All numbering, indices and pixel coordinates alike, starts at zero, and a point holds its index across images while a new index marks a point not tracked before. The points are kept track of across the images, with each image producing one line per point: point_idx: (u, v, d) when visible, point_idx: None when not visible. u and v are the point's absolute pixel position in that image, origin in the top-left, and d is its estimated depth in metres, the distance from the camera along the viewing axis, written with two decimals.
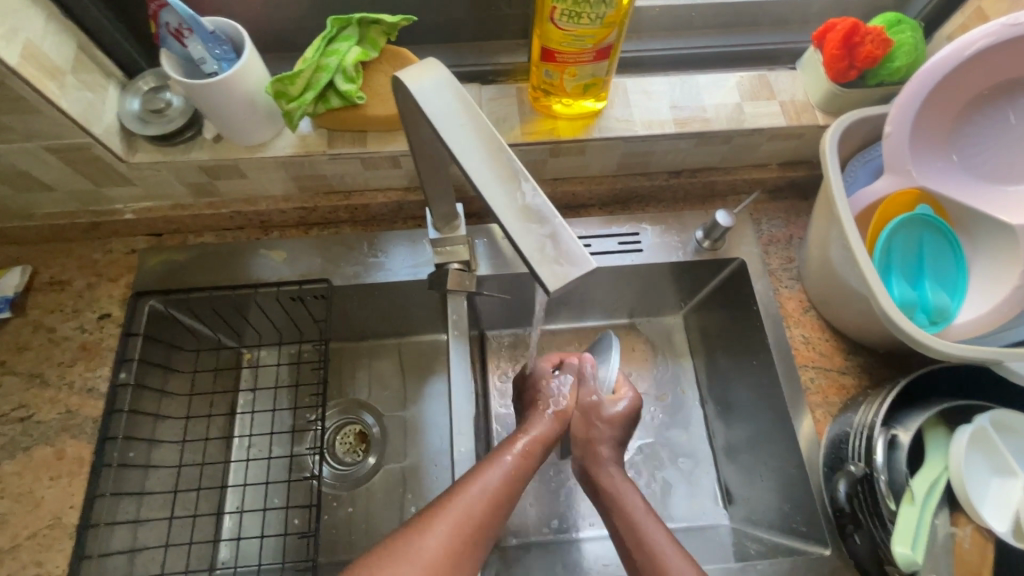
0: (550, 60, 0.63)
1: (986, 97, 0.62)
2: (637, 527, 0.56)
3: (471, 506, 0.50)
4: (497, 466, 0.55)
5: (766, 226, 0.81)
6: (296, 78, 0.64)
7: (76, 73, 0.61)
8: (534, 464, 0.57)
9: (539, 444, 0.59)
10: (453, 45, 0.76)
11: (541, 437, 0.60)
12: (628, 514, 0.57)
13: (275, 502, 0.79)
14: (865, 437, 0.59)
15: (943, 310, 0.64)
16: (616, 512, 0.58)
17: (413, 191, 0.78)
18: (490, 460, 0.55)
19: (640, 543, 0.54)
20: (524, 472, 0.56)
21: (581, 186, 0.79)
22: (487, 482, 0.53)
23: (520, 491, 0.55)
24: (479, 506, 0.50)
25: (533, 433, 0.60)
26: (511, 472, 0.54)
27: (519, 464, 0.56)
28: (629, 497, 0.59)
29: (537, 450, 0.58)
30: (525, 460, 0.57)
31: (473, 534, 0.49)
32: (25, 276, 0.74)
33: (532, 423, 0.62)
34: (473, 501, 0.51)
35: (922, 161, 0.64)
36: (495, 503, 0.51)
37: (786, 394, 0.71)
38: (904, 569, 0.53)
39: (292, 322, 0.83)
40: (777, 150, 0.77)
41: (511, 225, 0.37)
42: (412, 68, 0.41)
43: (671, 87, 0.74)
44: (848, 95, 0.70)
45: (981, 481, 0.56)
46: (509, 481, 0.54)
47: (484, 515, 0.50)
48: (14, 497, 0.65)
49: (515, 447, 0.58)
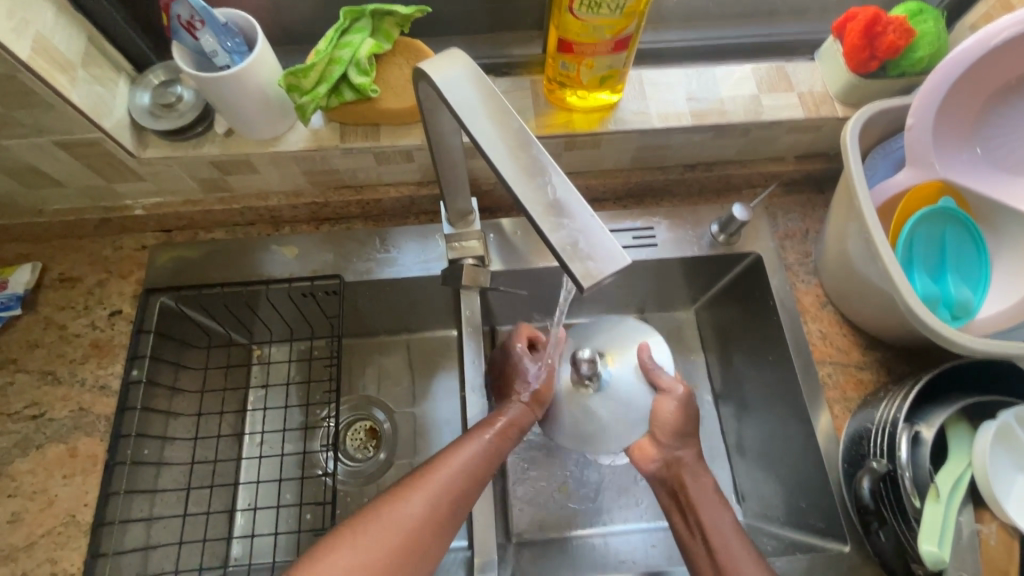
0: (567, 51, 0.62)
1: (1012, 87, 0.60)
2: (710, 526, 0.60)
3: (450, 479, 0.55)
4: (477, 442, 0.59)
5: (781, 220, 0.80)
6: (309, 70, 0.63)
7: (86, 67, 0.60)
8: (514, 437, 0.62)
9: (520, 420, 0.64)
10: (465, 37, 0.75)
11: (525, 415, 0.64)
12: (703, 519, 0.60)
13: (288, 498, 0.78)
14: (887, 433, 0.58)
15: (966, 304, 0.63)
16: (688, 508, 0.62)
17: (426, 185, 0.77)
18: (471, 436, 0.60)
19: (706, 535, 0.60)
20: (504, 447, 0.61)
21: (595, 180, 0.78)
22: (466, 457, 0.57)
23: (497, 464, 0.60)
24: (457, 481, 0.55)
25: (515, 411, 0.64)
26: (490, 449, 0.59)
27: (499, 438, 0.61)
28: (713, 509, 0.61)
29: (518, 425, 0.63)
30: (505, 435, 0.61)
31: (449, 504, 0.54)
32: (35, 272, 0.74)
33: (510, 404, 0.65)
34: (452, 475, 0.55)
35: (945, 153, 0.63)
36: (474, 475, 0.57)
37: (803, 389, 0.70)
38: (931, 567, 0.53)
39: (303, 318, 0.82)
40: (794, 143, 0.76)
41: (541, 220, 0.36)
42: (434, 60, 0.41)
43: (688, 79, 0.73)
44: (868, 87, 0.69)
45: (1007, 477, 0.56)
46: (488, 455, 0.59)
47: (462, 488, 0.55)
48: (28, 495, 0.64)
49: (497, 423, 0.62)
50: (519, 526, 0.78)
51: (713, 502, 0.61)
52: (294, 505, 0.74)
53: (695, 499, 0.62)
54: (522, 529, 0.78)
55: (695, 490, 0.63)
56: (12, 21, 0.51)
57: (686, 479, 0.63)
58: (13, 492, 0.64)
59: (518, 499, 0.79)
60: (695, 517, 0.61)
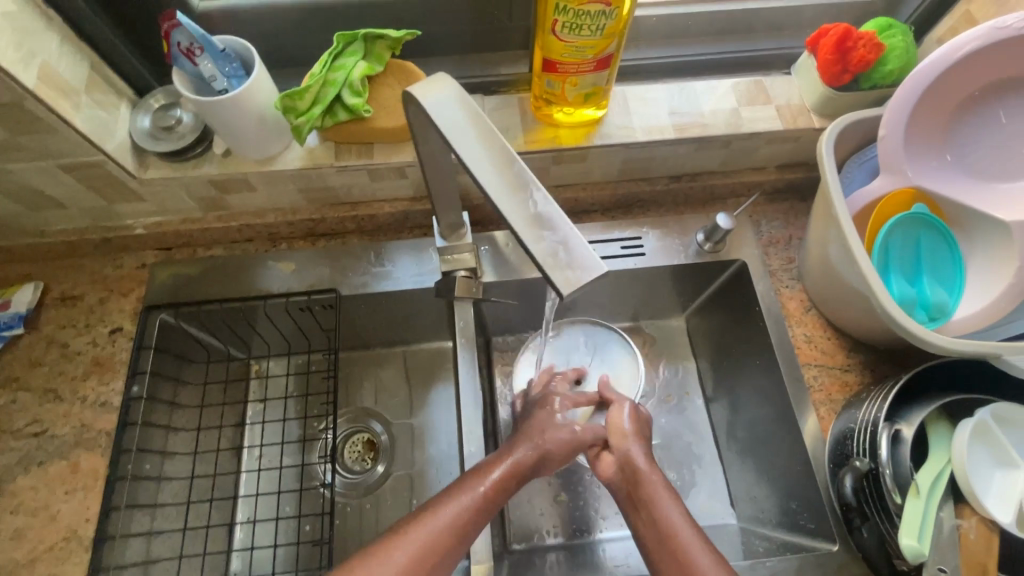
0: (552, 70, 0.65)
1: (977, 98, 0.63)
2: (676, 531, 0.53)
3: (435, 535, 0.52)
4: (467, 495, 0.56)
5: (765, 228, 0.82)
6: (304, 93, 0.65)
7: (90, 93, 0.62)
8: (508, 490, 0.59)
9: (516, 470, 0.60)
10: (455, 57, 0.78)
11: (522, 464, 0.61)
12: (661, 509, 0.56)
13: (287, 511, 0.80)
14: (869, 432, 0.60)
15: (942, 306, 0.65)
16: (648, 506, 0.57)
17: (419, 201, 0.79)
18: (466, 484, 0.57)
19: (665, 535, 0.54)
20: (498, 500, 0.58)
21: (583, 192, 0.80)
22: (453, 511, 0.54)
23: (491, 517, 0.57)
24: (443, 537, 0.52)
25: (511, 459, 0.61)
26: (481, 503, 0.56)
27: (492, 492, 0.57)
28: (670, 508, 0.56)
29: (516, 477, 0.60)
30: (499, 490, 0.58)
31: (433, 559, 0.51)
32: (37, 292, 0.75)
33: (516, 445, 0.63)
34: (439, 531, 0.52)
35: (917, 161, 0.65)
36: (462, 533, 0.53)
37: (790, 393, 0.72)
38: (912, 561, 0.54)
39: (301, 333, 0.84)
40: (775, 154, 0.79)
41: (523, 231, 0.38)
42: (424, 83, 0.43)
43: (670, 94, 0.76)
44: (842, 99, 0.72)
45: (985, 473, 0.57)
46: (478, 510, 0.56)
47: (448, 546, 0.52)
48: (30, 512, 0.65)
49: (492, 473, 0.59)
50: (516, 534, 0.79)
51: (663, 491, 0.57)
52: (294, 517, 0.76)
53: (652, 501, 0.57)
54: (520, 537, 0.79)
55: (650, 486, 0.58)
56: (19, 52, 0.53)
57: (639, 474, 0.60)
58: (15, 509, 0.65)
59: (515, 506, 0.81)
60: (654, 513, 0.56)
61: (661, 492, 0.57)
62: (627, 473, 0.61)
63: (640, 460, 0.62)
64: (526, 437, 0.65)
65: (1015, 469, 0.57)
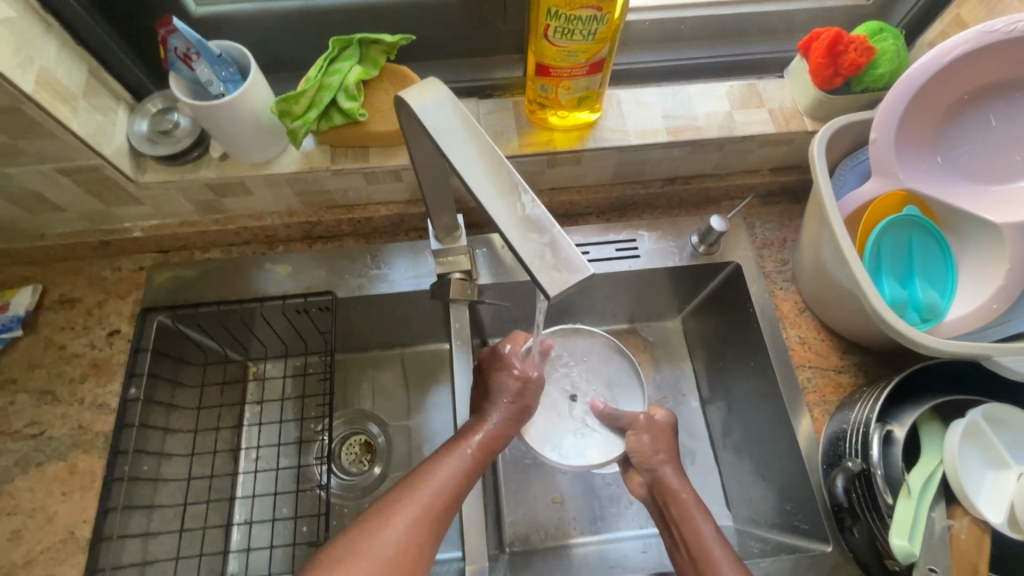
0: (545, 74, 0.65)
1: (967, 101, 0.64)
2: (703, 544, 0.59)
3: (424, 504, 0.56)
4: (450, 464, 0.60)
5: (759, 230, 0.83)
6: (300, 97, 0.66)
7: (88, 98, 0.63)
8: (488, 455, 0.63)
9: (495, 438, 0.63)
10: (451, 62, 0.79)
11: (499, 432, 0.64)
12: (695, 531, 0.61)
13: (283, 512, 0.80)
14: (861, 433, 0.61)
15: (934, 307, 0.65)
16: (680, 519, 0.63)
17: (415, 204, 0.80)
18: (448, 451, 0.61)
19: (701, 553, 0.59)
20: (480, 463, 0.62)
21: (577, 195, 0.81)
22: (439, 481, 0.58)
23: (476, 478, 0.61)
24: (432, 506, 0.56)
25: (487, 426, 0.64)
26: (465, 471, 0.60)
27: (474, 459, 0.61)
28: (699, 521, 0.61)
29: (495, 441, 0.64)
30: (480, 456, 0.62)
31: (425, 528, 0.55)
32: (36, 294, 0.76)
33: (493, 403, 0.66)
34: (429, 496, 0.57)
35: (908, 163, 0.66)
36: (448, 501, 0.58)
37: (784, 394, 0.72)
38: (903, 561, 0.55)
39: (298, 335, 0.84)
40: (768, 156, 0.79)
41: (511, 233, 0.38)
42: (415, 87, 0.43)
43: (663, 97, 0.77)
44: (834, 102, 0.72)
45: (977, 474, 0.57)
46: (462, 477, 0.60)
47: (436, 514, 0.56)
48: (27, 513, 0.66)
49: (471, 441, 0.62)
50: (513, 536, 0.79)
51: (695, 513, 0.62)
52: (290, 518, 0.76)
53: (686, 522, 0.62)
54: (516, 538, 0.79)
55: (682, 503, 0.63)
56: (17, 57, 0.54)
57: (670, 492, 0.65)
58: (13, 510, 0.66)
59: (511, 507, 0.81)
60: (685, 533, 0.61)
61: (692, 509, 0.63)
62: (658, 490, 0.66)
63: (671, 479, 0.66)
64: (490, 395, 0.66)
65: (1006, 471, 0.58)
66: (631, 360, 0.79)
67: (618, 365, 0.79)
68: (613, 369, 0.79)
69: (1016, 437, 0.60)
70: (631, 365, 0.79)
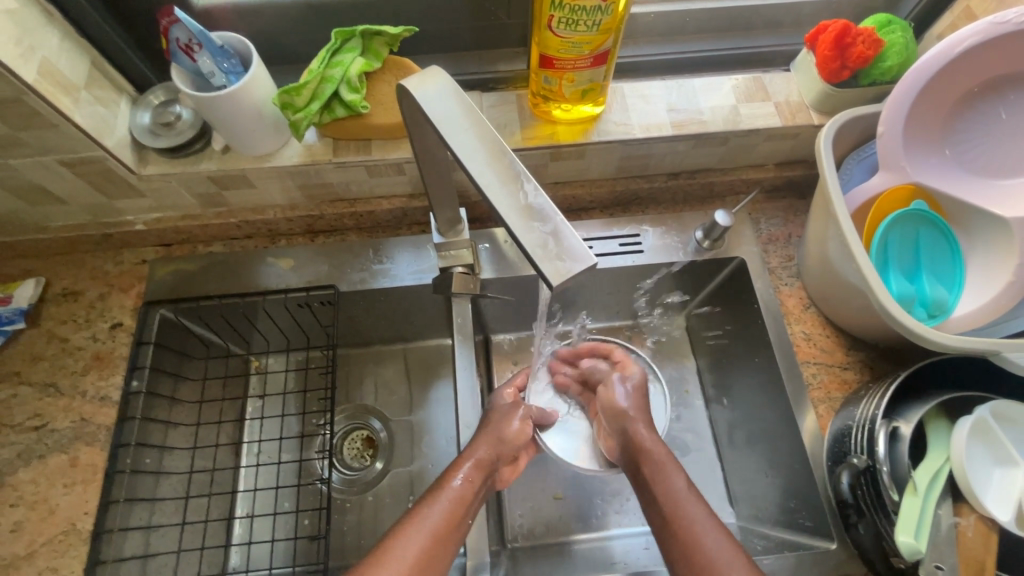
0: (549, 66, 0.64)
1: (976, 94, 0.63)
2: (691, 522, 0.54)
3: (410, 550, 0.52)
4: (435, 503, 0.56)
5: (765, 225, 0.82)
6: (302, 89, 0.65)
7: (90, 89, 0.63)
8: (476, 489, 0.60)
9: (479, 469, 0.61)
10: (454, 55, 0.78)
11: (482, 462, 0.62)
12: (666, 483, 0.58)
13: (285, 506, 0.80)
14: (867, 430, 0.60)
15: (942, 303, 0.64)
16: (655, 484, 0.59)
17: (418, 197, 0.79)
18: (430, 498, 0.57)
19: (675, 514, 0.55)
20: (466, 504, 0.58)
21: (581, 189, 0.80)
22: (425, 521, 0.55)
23: (463, 524, 0.57)
24: (418, 550, 0.52)
25: (470, 460, 0.62)
26: (450, 506, 0.57)
27: (459, 493, 0.58)
28: (677, 482, 0.58)
29: (477, 478, 0.61)
30: (465, 490, 0.59)
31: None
32: (38, 287, 0.76)
33: (474, 444, 0.64)
34: (415, 546, 0.52)
35: (916, 157, 0.65)
36: (438, 543, 0.54)
37: (788, 390, 0.72)
38: (909, 559, 0.54)
39: (300, 329, 0.84)
40: (774, 151, 0.78)
41: (514, 224, 0.38)
42: (417, 76, 0.43)
43: (668, 90, 0.76)
44: (840, 95, 0.71)
45: (984, 471, 0.57)
46: (450, 514, 0.56)
47: (426, 556, 0.52)
48: (29, 505, 0.66)
49: (455, 477, 0.60)
50: (514, 532, 0.79)
51: (668, 466, 0.59)
52: (292, 512, 0.76)
53: (658, 474, 0.59)
54: (518, 534, 0.79)
55: (659, 467, 0.60)
56: (19, 48, 0.54)
57: (645, 454, 0.62)
58: (15, 502, 0.66)
59: (512, 503, 0.81)
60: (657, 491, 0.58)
61: (666, 463, 0.60)
62: (631, 448, 0.64)
63: (646, 438, 0.64)
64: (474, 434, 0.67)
65: (1014, 468, 0.57)
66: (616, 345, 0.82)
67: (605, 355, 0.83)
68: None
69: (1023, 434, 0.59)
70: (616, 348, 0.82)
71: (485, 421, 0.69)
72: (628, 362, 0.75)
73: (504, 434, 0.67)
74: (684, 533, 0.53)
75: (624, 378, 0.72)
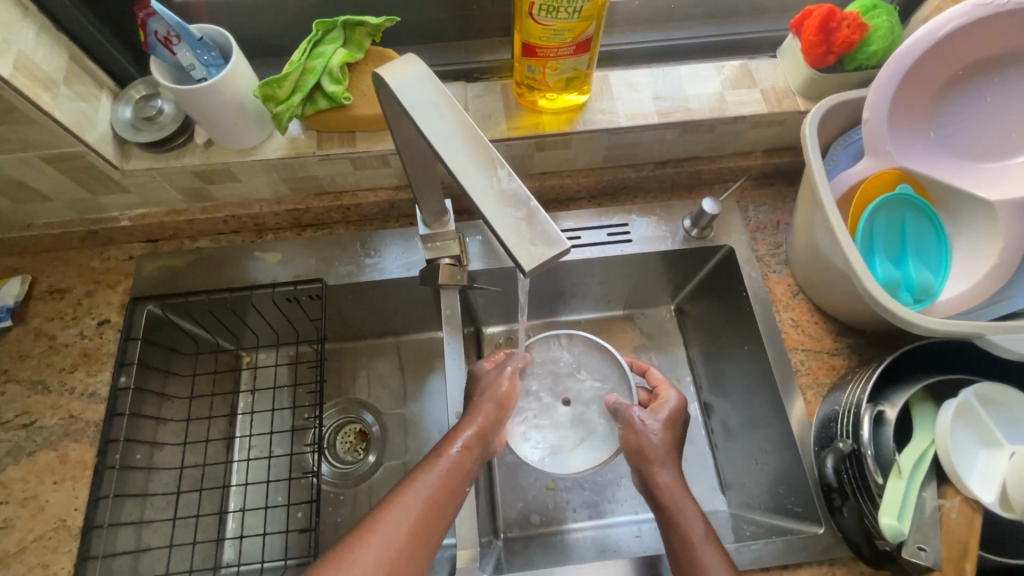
0: (531, 55, 0.64)
1: (961, 77, 0.63)
2: (696, 550, 0.56)
3: (409, 514, 0.54)
4: (432, 471, 0.58)
5: (753, 213, 0.82)
6: (284, 81, 0.65)
7: (69, 84, 0.62)
8: (474, 457, 0.61)
9: (476, 438, 0.63)
10: (438, 46, 0.78)
11: (480, 430, 0.63)
12: (681, 524, 0.58)
13: (277, 500, 0.80)
14: (853, 414, 0.60)
15: (927, 288, 0.65)
16: (675, 529, 0.58)
17: (404, 189, 0.79)
18: (426, 465, 0.59)
19: (686, 548, 0.57)
20: (463, 472, 0.60)
21: (569, 179, 0.80)
22: (422, 488, 0.56)
23: (461, 489, 0.59)
24: (416, 514, 0.54)
25: (467, 430, 0.63)
26: (447, 474, 0.58)
27: (456, 462, 0.60)
28: (690, 515, 0.59)
29: (476, 445, 0.62)
30: (462, 458, 0.60)
31: (411, 539, 0.53)
32: (25, 285, 0.75)
33: (470, 414, 0.65)
34: (410, 512, 0.54)
35: (902, 141, 0.65)
36: (434, 508, 0.55)
37: (777, 377, 0.72)
38: (892, 542, 0.55)
39: (290, 324, 0.84)
40: (761, 138, 0.78)
41: (488, 208, 0.38)
42: (390, 64, 0.42)
43: (654, 79, 0.76)
44: (826, 80, 0.71)
45: (969, 454, 0.57)
46: (446, 481, 0.58)
47: (426, 518, 0.54)
48: (19, 502, 0.66)
49: (452, 446, 0.61)
50: (506, 522, 0.79)
51: (683, 501, 0.60)
52: (284, 505, 0.76)
53: (675, 514, 0.59)
54: (510, 524, 0.79)
55: (677, 507, 0.60)
56: None
57: (664, 497, 0.61)
58: (4, 500, 0.66)
59: (504, 493, 0.81)
60: (669, 523, 0.59)
61: (679, 496, 0.60)
62: (649, 489, 0.62)
63: (666, 481, 0.62)
64: (474, 402, 0.67)
65: (1000, 450, 0.57)
66: (612, 352, 0.76)
67: (608, 362, 0.77)
68: (601, 366, 0.77)
69: (1010, 417, 0.59)
70: (617, 361, 0.76)
71: (480, 385, 0.69)
72: (663, 389, 0.71)
73: (496, 395, 0.67)
74: (689, 560, 0.56)
75: (658, 408, 0.68)
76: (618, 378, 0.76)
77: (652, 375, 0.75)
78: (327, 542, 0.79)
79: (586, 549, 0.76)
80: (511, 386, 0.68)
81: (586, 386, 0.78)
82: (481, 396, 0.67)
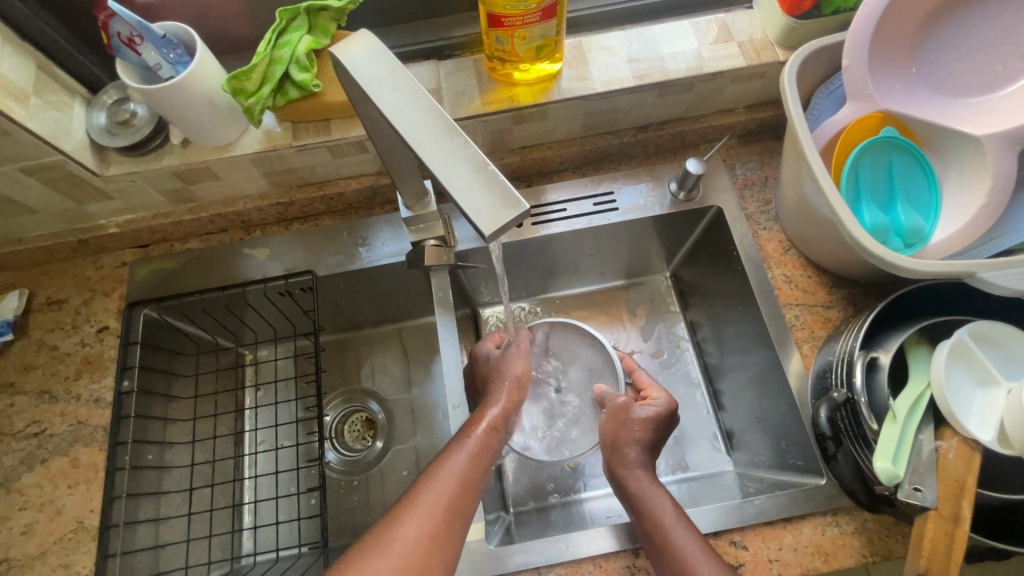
0: (498, 25, 0.62)
1: (937, 12, 0.61)
2: (669, 531, 0.56)
3: (444, 492, 0.54)
4: (462, 450, 0.59)
5: (740, 170, 0.81)
6: (251, 73, 0.64)
7: (40, 94, 0.63)
8: (499, 437, 0.62)
9: (501, 419, 0.64)
10: (406, 25, 0.77)
11: (504, 411, 0.64)
12: (654, 514, 0.58)
13: (288, 489, 0.82)
14: (846, 363, 0.61)
15: (918, 231, 0.63)
16: (647, 512, 0.59)
17: (385, 174, 0.79)
18: (454, 446, 0.59)
19: (656, 522, 0.57)
20: (489, 451, 0.60)
21: (550, 151, 0.79)
22: (454, 468, 0.57)
23: (488, 466, 0.59)
24: (449, 493, 0.54)
25: (491, 411, 0.64)
26: (476, 453, 0.59)
27: (483, 441, 0.60)
28: (661, 500, 0.59)
29: (500, 424, 0.63)
30: (489, 438, 0.61)
31: (447, 516, 0.53)
32: (23, 298, 0.77)
33: (492, 398, 0.66)
34: (445, 490, 0.54)
35: (883, 84, 0.63)
36: (466, 486, 0.56)
37: (772, 334, 0.71)
38: (887, 485, 0.55)
39: (286, 318, 0.85)
40: (743, 92, 0.77)
41: (444, 175, 0.37)
42: (345, 41, 0.42)
43: (629, 41, 0.74)
44: (804, 27, 0.69)
45: (967, 393, 0.57)
46: (475, 460, 0.58)
47: (459, 496, 0.55)
48: (37, 507, 0.68)
49: (478, 427, 0.62)
50: (516, 497, 0.80)
51: (652, 491, 0.60)
52: (295, 494, 0.78)
53: (647, 504, 0.59)
54: (519, 499, 0.80)
55: (649, 496, 0.60)
56: None
57: (635, 490, 0.61)
58: (23, 505, 0.68)
59: (514, 469, 0.82)
60: (647, 508, 0.59)
61: (648, 484, 0.62)
62: (620, 489, 0.63)
63: (638, 480, 0.62)
64: (497, 382, 0.68)
65: (996, 388, 0.57)
66: (601, 343, 0.78)
67: (599, 354, 0.79)
68: (591, 357, 0.80)
69: (1005, 356, 0.59)
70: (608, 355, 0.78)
71: (501, 366, 0.70)
72: (651, 389, 0.71)
73: (515, 373, 0.69)
74: (664, 541, 0.56)
75: (646, 405, 0.69)
76: (607, 370, 0.78)
77: (639, 375, 0.75)
78: (340, 530, 0.80)
79: (593, 518, 0.76)
80: (524, 365, 0.70)
81: (578, 372, 0.80)
82: (500, 374, 0.69)
